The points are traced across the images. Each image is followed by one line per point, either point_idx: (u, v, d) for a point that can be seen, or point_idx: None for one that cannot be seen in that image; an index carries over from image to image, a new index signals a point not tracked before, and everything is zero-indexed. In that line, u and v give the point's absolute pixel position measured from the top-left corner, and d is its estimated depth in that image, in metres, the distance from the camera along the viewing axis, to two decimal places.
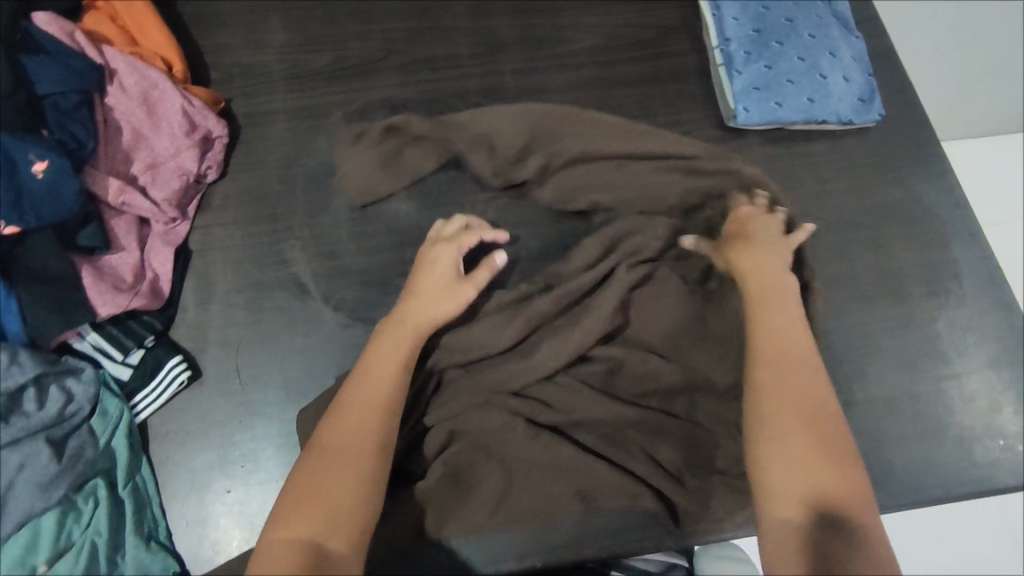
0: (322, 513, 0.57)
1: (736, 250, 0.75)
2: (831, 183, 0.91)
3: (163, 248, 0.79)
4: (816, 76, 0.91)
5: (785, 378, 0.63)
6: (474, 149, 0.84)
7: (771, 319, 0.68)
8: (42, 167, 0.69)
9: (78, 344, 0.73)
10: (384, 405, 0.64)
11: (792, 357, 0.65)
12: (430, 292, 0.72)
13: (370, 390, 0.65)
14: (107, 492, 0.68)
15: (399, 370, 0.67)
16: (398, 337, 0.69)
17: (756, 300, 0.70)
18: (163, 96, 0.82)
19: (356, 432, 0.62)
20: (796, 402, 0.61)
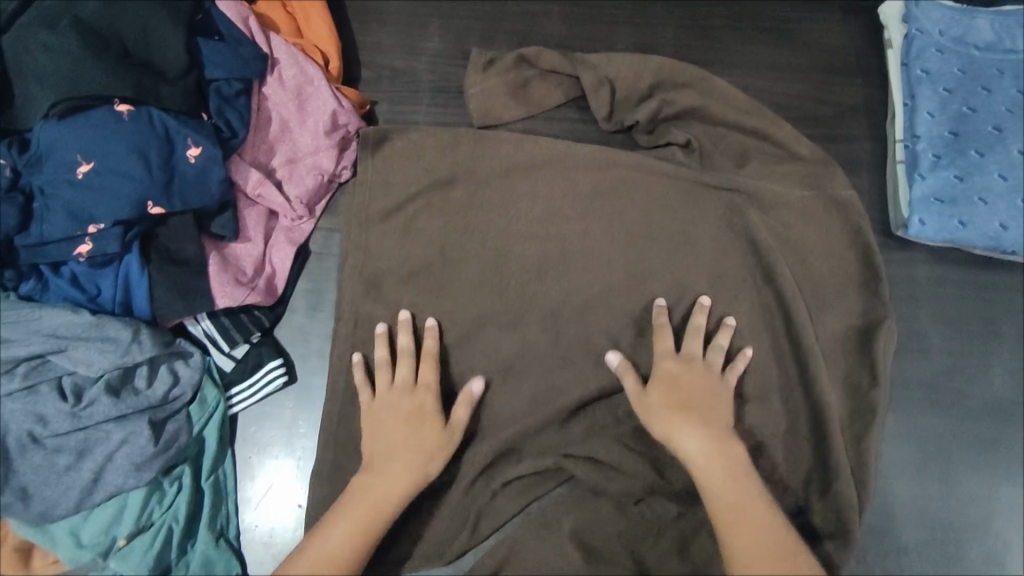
0: None
1: (689, 400, 0.66)
2: (1004, 325, 0.79)
3: (285, 245, 0.80)
4: (1018, 200, 0.79)
5: (722, 481, 0.62)
6: (596, 90, 0.80)
7: (694, 423, 0.65)
8: (196, 153, 0.71)
9: (193, 328, 0.74)
10: (376, 516, 0.65)
11: (723, 458, 0.63)
12: (398, 432, 0.68)
13: (374, 490, 0.65)
14: (191, 481, 0.69)
15: (415, 477, 0.66)
16: (415, 408, 0.69)
17: (674, 402, 0.66)
18: (316, 93, 0.82)
19: (399, 479, 0.66)
20: (736, 500, 0.61)
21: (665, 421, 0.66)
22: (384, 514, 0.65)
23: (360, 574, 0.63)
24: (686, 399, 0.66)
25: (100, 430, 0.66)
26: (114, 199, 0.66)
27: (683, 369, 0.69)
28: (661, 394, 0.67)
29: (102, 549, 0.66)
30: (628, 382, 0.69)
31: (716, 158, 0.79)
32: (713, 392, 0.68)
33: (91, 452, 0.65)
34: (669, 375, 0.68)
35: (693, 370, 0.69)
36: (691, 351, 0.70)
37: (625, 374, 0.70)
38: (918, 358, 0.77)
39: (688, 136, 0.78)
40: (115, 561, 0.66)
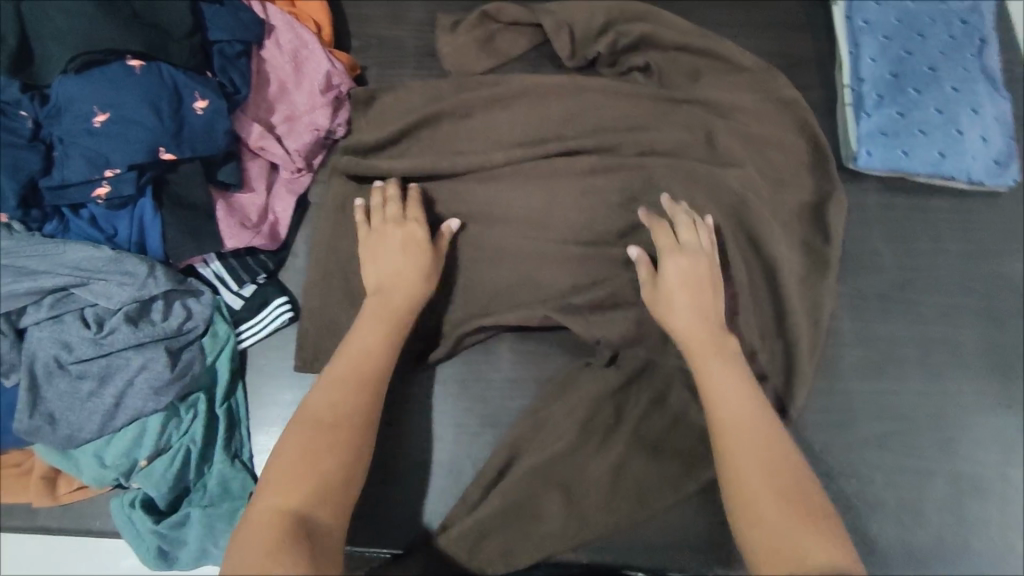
0: (304, 475, 0.61)
1: (678, 294, 0.74)
2: (948, 243, 0.87)
3: (286, 195, 0.86)
4: (951, 130, 0.87)
5: (738, 429, 0.65)
6: (557, 32, 0.93)
7: (718, 397, 0.68)
8: (203, 105, 0.77)
9: (203, 270, 0.80)
10: (364, 382, 0.69)
11: (747, 426, 0.66)
12: (392, 245, 0.77)
13: (357, 352, 0.71)
14: (206, 407, 0.74)
15: (385, 337, 0.73)
16: (400, 280, 0.76)
17: (704, 377, 0.70)
18: (311, 57, 0.88)
19: (354, 376, 0.69)
20: (764, 465, 0.63)
21: (682, 315, 0.73)
22: (361, 389, 0.69)
23: (361, 426, 0.66)
24: (705, 317, 0.73)
25: (121, 357, 0.70)
26: (127, 144, 0.71)
27: (681, 260, 0.76)
28: (671, 286, 0.75)
29: (124, 470, 0.70)
30: (644, 272, 0.77)
31: (672, 76, 0.93)
32: (703, 265, 0.76)
33: (112, 378, 0.70)
34: (672, 266, 0.75)
35: (695, 261, 0.76)
36: (687, 238, 0.77)
37: (642, 262, 0.78)
38: (871, 273, 0.85)
39: (646, 60, 0.93)
40: (138, 480, 0.71)
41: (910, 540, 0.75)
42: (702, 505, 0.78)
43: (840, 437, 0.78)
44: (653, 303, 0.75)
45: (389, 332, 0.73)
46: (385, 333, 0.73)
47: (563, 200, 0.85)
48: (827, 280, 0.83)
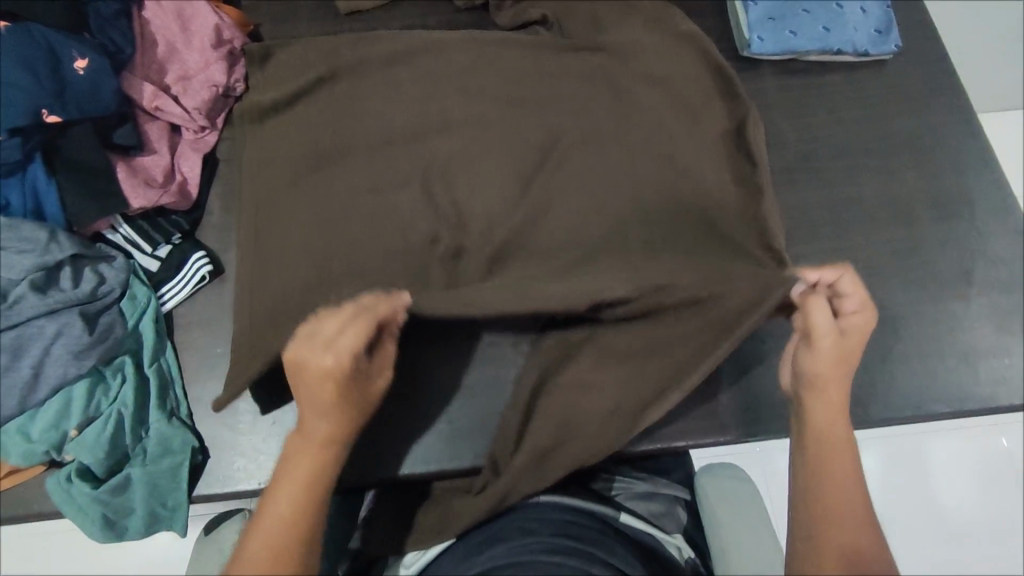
0: None
1: (829, 377, 0.63)
2: (842, 112, 0.91)
3: (193, 154, 0.84)
4: (832, 5, 0.92)
5: (829, 413, 0.64)
6: None
7: (830, 431, 0.63)
8: (83, 65, 0.74)
9: (111, 235, 0.77)
10: (288, 545, 0.55)
11: (836, 459, 0.62)
12: (315, 369, 0.57)
13: (278, 505, 0.57)
14: (134, 369, 0.71)
15: (313, 486, 0.58)
16: (310, 434, 0.59)
17: (818, 439, 0.63)
18: (196, 13, 0.86)
19: (284, 538, 0.56)
20: (842, 493, 0.60)
21: (821, 390, 0.64)
22: (287, 561, 0.55)
23: None
24: (844, 370, 0.64)
25: (33, 327, 0.67)
26: (4, 108, 0.68)
27: (840, 332, 0.64)
28: (834, 340, 0.63)
29: (55, 443, 0.67)
30: (813, 304, 0.64)
31: (574, 23, 0.94)
32: (862, 343, 0.64)
33: (26, 350, 0.67)
34: (830, 337, 0.63)
35: (848, 327, 0.64)
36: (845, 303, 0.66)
37: (803, 304, 0.66)
38: (776, 150, 0.89)
39: (542, 12, 0.94)
40: (71, 451, 0.68)
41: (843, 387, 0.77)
42: None
43: None
44: (811, 356, 0.64)
45: (311, 487, 0.58)
46: (305, 488, 0.58)
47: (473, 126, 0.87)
48: (733, 157, 0.86)
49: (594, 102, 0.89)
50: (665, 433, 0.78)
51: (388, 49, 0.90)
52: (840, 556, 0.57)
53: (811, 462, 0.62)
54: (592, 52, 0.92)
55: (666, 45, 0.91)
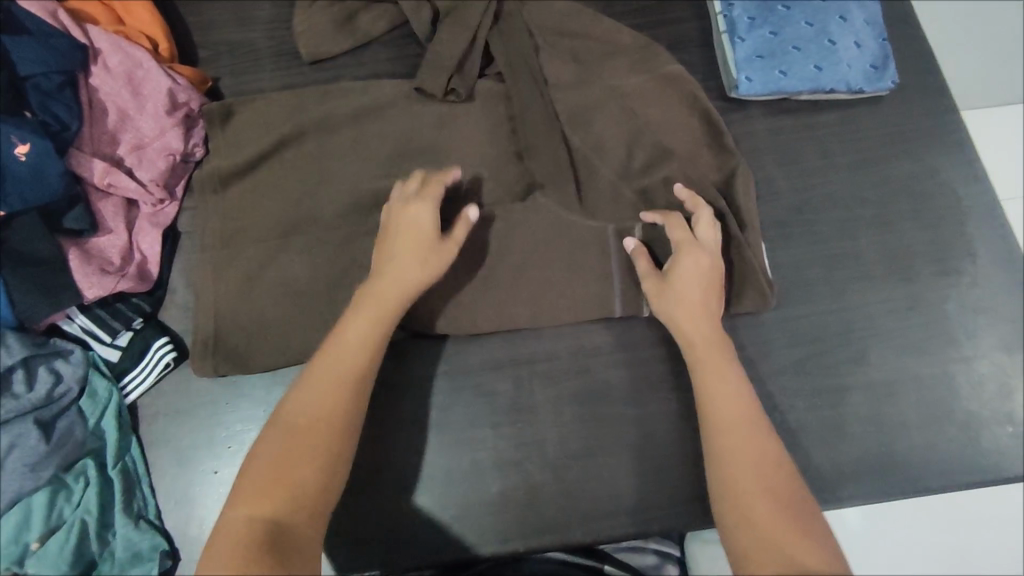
0: (283, 495, 0.57)
1: (685, 324, 0.70)
2: (837, 156, 0.86)
3: (151, 230, 0.79)
4: (825, 42, 0.86)
5: (735, 433, 0.62)
6: (417, 11, 0.88)
7: (728, 436, 0.62)
8: (26, 150, 0.70)
9: (67, 326, 0.73)
10: (307, 434, 0.60)
11: (748, 454, 0.61)
12: (401, 253, 0.69)
13: (317, 389, 0.62)
14: (97, 473, 0.69)
15: (354, 383, 0.64)
16: (380, 296, 0.68)
17: (716, 414, 0.64)
18: (148, 76, 0.81)
19: (308, 417, 0.61)
20: (756, 483, 0.59)
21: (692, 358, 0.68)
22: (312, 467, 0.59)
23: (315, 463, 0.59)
24: (694, 300, 0.70)
25: None
26: None
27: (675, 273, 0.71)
28: (671, 287, 0.71)
29: (16, 558, 0.64)
30: (640, 262, 0.75)
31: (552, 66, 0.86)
32: (705, 265, 0.72)
33: None
34: (663, 289, 0.71)
35: (688, 259, 0.71)
36: (704, 234, 0.74)
37: (637, 255, 0.75)
38: (769, 202, 0.84)
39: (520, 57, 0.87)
40: (33, 566, 0.65)
41: (839, 461, 0.74)
42: (636, 462, 0.74)
43: (761, 368, 0.77)
44: (654, 291, 0.72)
45: (339, 385, 0.63)
46: (353, 395, 0.63)
47: (447, 185, 0.82)
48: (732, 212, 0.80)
49: (575, 155, 0.82)
50: (667, 521, 0.73)
51: (353, 103, 0.85)
52: (776, 566, 0.53)
53: (726, 490, 0.60)
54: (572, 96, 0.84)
55: (648, 90, 0.85)
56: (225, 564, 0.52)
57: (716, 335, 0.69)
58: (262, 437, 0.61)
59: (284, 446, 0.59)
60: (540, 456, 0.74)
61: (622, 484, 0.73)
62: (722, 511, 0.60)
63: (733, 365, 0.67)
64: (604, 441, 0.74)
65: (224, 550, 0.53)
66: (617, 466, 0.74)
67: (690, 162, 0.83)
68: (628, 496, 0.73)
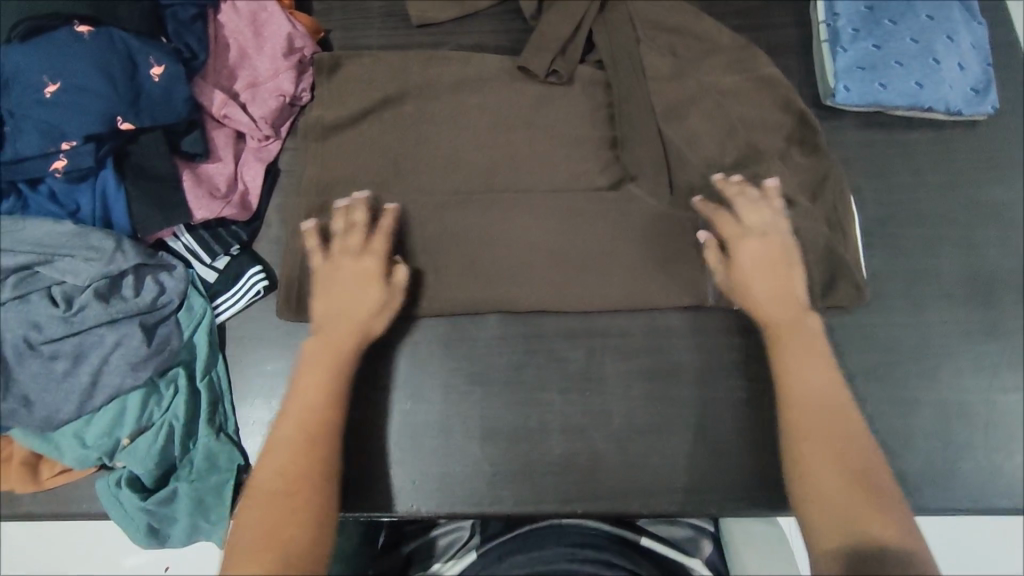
0: (278, 551, 0.58)
1: (759, 300, 0.74)
2: (928, 175, 0.86)
3: (256, 164, 0.83)
4: (929, 60, 0.86)
5: (816, 414, 0.66)
6: None
7: (808, 413, 0.66)
8: (160, 71, 0.74)
9: (173, 243, 0.78)
10: (288, 485, 0.63)
11: (826, 430, 0.64)
12: (342, 298, 0.73)
13: (287, 449, 0.65)
14: (187, 383, 0.72)
15: (324, 440, 0.67)
16: (324, 347, 0.72)
17: (795, 392, 0.68)
18: (270, 19, 0.85)
19: (285, 477, 0.63)
20: (826, 453, 0.63)
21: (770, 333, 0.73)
22: (302, 518, 0.61)
23: (311, 506, 0.62)
24: (762, 277, 0.74)
25: (93, 335, 0.69)
26: (81, 114, 0.68)
27: (746, 252, 0.75)
28: (738, 265, 0.75)
29: (107, 449, 0.69)
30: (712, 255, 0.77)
31: (652, 58, 0.87)
32: (779, 246, 0.75)
33: (87, 357, 0.69)
34: (737, 268, 0.75)
35: (754, 237, 0.76)
36: (761, 220, 0.76)
37: (708, 248, 0.77)
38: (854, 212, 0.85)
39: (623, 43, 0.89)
40: (122, 459, 0.70)
41: (901, 471, 0.75)
42: (699, 445, 0.75)
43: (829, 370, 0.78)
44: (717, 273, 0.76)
45: (315, 442, 0.66)
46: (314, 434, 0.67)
47: (540, 158, 0.85)
48: (825, 215, 0.81)
49: (668, 145, 0.84)
50: (725, 507, 0.74)
51: (457, 70, 0.88)
52: (843, 535, 0.58)
53: (795, 463, 0.64)
54: (670, 88, 0.85)
55: (744, 89, 0.86)
56: None
57: (799, 315, 0.73)
58: (240, 512, 0.62)
59: (267, 498, 0.62)
60: (605, 426, 0.76)
61: (682, 465, 0.75)
62: (793, 480, 0.64)
63: (828, 359, 0.71)
64: (668, 421, 0.76)
65: None
66: (680, 446, 0.75)
67: (781, 161, 0.84)
68: (689, 477, 0.74)
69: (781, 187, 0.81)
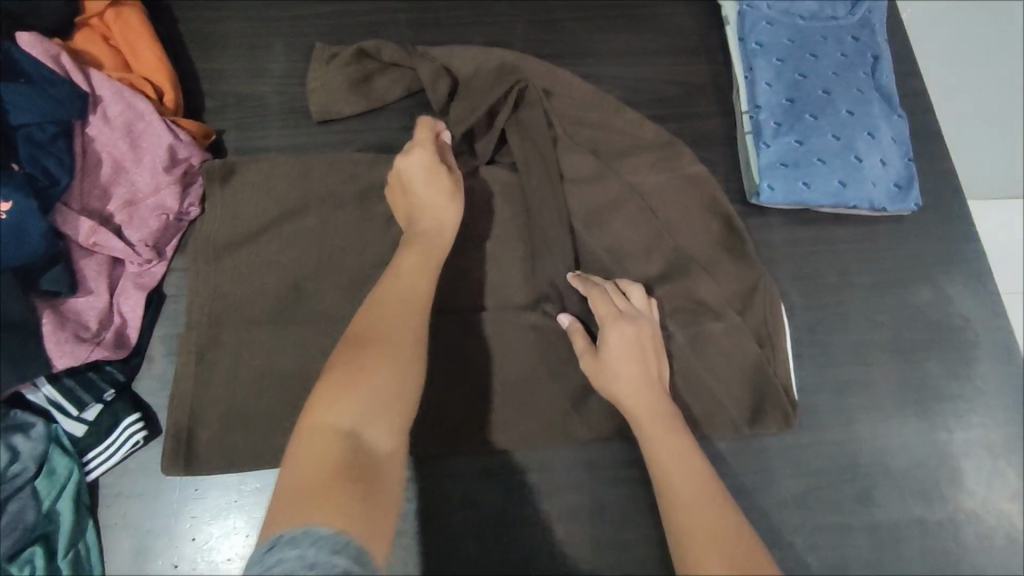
0: (364, 404, 0.56)
1: (629, 387, 0.68)
2: (856, 276, 0.83)
3: (134, 293, 0.75)
4: (851, 157, 0.83)
5: (696, 503, 0.61)
6: (435, 81, 0.85)
7: (687, 498, 0.61)
8: (6, 209, 0.66)
9: (31, 395, 0.69)
10: (384, 352, 0.60)
11: (708, 518, 0.59)
12: (422, 187, 0.72)
13: (379, 323, 0.62)
14: (44, 563, 0.64)
15: (419, 301, 0.65)
16: (432, 237, 0.71)
17: (674, 483, 0.63)
18: (149, 129, 0.77)
19: (380, 344, 0.60)
20: (715, 541, 0.58)
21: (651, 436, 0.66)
22: (388, 370, 0.58)
23: (397, 367, 0.59)
24: (638, 368, 0.69)
25: None
26: None
27: (625, 340, 0.70)
28: (618, 357, 0.69)
29: None
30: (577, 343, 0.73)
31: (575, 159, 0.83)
32: (648, 331, 0.72)
33: None
34: (613, 359, 0.70)
35: (635, 323, 0.71)
36: (626, 308, 0.73)
37: (574, 333, 0.74)
38: None
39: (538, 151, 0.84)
40: None
41: None
42: None
43: (760, 499, 0.74)
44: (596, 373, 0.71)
45: (412, 312, 0.64)
46: (397, 355, 0.60)
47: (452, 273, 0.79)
48: (753, 333, 0.78)
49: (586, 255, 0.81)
50: None
51: (363, 176, 0.82)
52: None
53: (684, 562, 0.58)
54: (589, 190, 0.82)
55: (670, 191, 0.83)
56: (314, 484, 0.50)
57: (654, 394, 0.68)
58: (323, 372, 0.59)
59: (354, 376, 0.57)
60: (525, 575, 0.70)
61: None
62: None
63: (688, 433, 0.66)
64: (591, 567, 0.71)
65: (307, 458, 0.52)
66: None
67: (709, 273, 0.80)
68: None
69: (710, 301, 0.78)
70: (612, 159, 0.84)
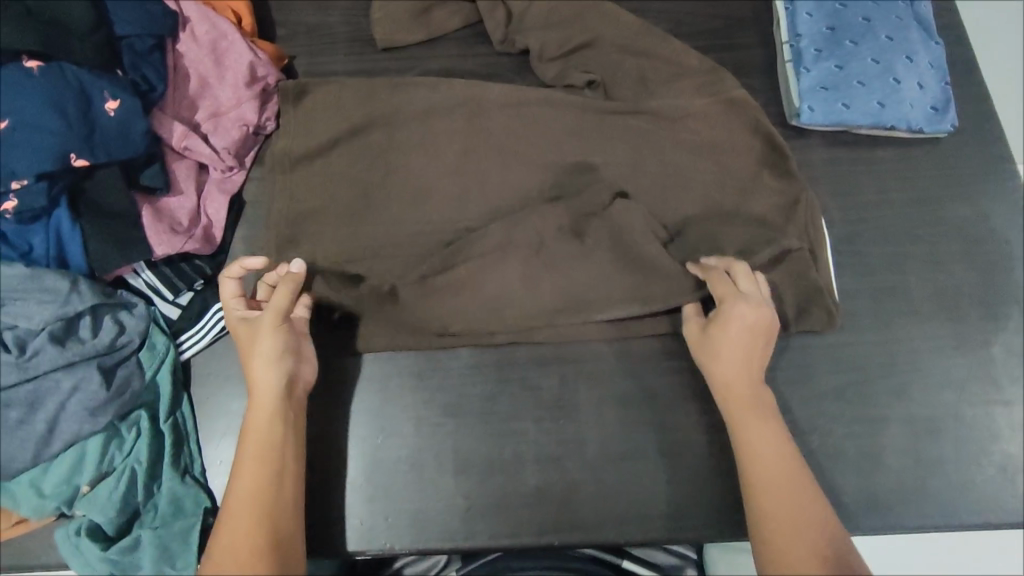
0: (257, 497, 0.63)
1: (732, 360, 0.71)
2: (893, 193, 0.87)
3: (218, 197, 0.81)
4: (889, 80, 0.87)
5: (776, 467, 0.65)
6: (492, 12, 0.92)
7: (767, 461, 0.65)
8: (115, 106, 0.72)
9: (133, 280, 0.76)
10: (268, 445, 0.66)
11: (786, 481, 0.64)
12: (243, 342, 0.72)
13: (251, 435, 0.66)
14: (150, 425, 0.71)
15: (276, 427, 0.67)
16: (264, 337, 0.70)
17: (752, 443, 0.67)
18: (231, 48, 0.84)
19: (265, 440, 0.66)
20: (788, 508, 0.63)
21: (740, 402, 0.70)
22: (271, 462, 0.65)
23: (279, 459, 0.66)
24: (749, 346, 0.72)
25: (50, 380, 0.67)
26: (32, 152, 0.66)
27: (743, 320, 0.72)
28: (724, 330, 0.72)
29: (66, 499, 0.68)
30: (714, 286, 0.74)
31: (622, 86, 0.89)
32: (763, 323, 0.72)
33: (42, 404, 0.67)
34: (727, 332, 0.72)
35: (760, 313, 0.72)
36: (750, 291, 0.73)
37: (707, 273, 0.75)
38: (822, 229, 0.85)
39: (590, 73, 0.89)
40: (81, 508, 0.68)
41: (875, 488, 0.75)
42: (672, 471, 0.75)
43: (799, 392, 0.78)
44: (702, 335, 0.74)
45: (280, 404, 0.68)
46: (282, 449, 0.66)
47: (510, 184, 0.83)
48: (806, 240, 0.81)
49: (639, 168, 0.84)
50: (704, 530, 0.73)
51: (425, 96, 0.86)
52: None
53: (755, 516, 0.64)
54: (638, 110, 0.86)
55: (715, 112, 0.87)
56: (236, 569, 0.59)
57: (755, 376, 0.71)
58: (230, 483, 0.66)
59: (254, 475, 0.64)
60: (581, 453, 0.76)
61: (661, 490, 0.75)
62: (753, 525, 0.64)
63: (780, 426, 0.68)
64: (642, 448, 0.76)
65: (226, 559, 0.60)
66: (655, 470, 0.75)
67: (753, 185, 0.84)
68: (665, 502, 0.74)
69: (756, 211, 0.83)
70: (660, 82, 0.89)
